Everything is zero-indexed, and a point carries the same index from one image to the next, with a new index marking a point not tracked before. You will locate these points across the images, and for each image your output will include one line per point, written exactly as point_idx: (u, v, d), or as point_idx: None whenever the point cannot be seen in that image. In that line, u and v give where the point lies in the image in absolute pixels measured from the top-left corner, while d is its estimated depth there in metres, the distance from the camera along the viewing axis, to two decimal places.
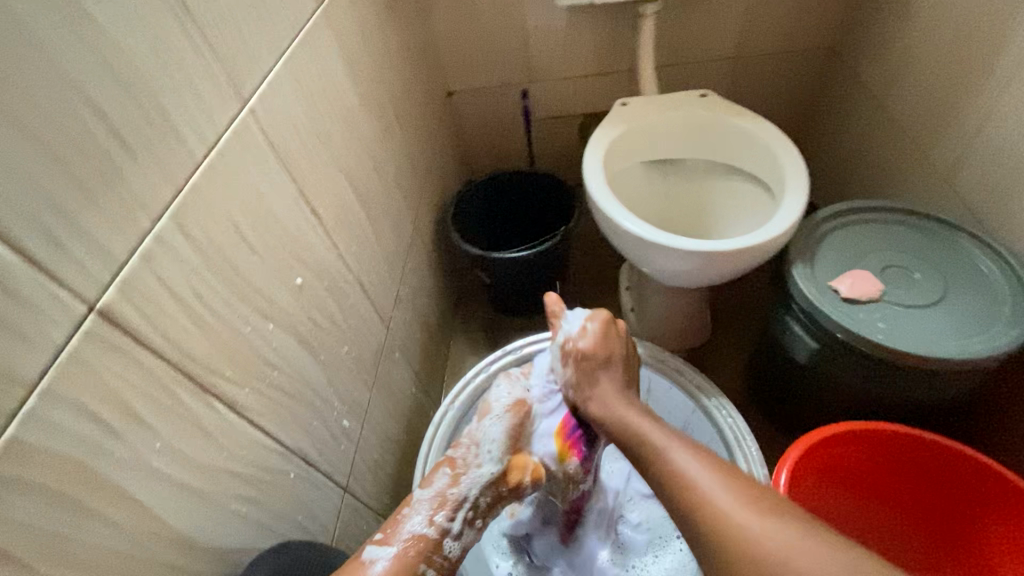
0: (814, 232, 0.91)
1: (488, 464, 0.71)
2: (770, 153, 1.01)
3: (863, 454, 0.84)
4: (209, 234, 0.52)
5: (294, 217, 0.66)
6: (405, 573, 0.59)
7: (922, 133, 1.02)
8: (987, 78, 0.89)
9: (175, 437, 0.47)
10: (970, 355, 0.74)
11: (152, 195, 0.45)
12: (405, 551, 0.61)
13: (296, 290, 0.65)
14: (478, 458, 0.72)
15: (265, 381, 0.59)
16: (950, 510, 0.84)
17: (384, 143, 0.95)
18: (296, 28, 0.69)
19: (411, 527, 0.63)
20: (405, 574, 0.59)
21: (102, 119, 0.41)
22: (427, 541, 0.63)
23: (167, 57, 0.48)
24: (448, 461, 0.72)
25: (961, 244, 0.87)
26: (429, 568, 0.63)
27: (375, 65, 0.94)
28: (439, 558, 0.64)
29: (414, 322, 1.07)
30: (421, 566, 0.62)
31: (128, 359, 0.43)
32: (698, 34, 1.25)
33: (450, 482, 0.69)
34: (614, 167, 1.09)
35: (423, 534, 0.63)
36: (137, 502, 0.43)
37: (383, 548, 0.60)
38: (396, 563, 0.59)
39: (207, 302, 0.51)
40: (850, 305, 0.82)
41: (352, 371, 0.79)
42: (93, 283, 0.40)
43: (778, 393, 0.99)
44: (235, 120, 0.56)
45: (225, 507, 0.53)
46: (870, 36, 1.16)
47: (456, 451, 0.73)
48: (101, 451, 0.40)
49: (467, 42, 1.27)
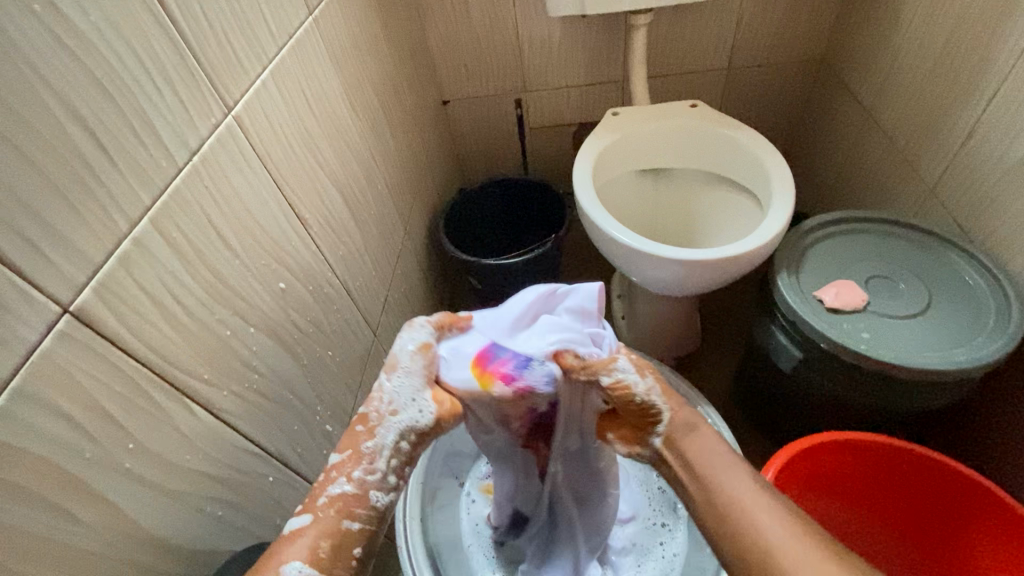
0: (801, 241, 0.92)
1: (409, 414, 0.58)
2: (758, 163, 1.02)
3: (849, 465, 0.83)
4: (188, 237, 0.53)
5: (278, 222, 0.67)
6: (329, 536, 0.53)
7: (910, 144, 1.03)
8: (973, 90, 0.89)
9: (149, 438, 0.48)
10: (952, 365, 0.74)
11: (131, 198, 0.46)
12: (325, 515, 0.54)
13: (278, 294, 0.66)
14: (391, 405, 0.58)
15: (244, 384, 0.60)
16: (937, 524, 0.84)
17: (374, 150, 0.96)
18: (284, 36, 0.70)
19: (335, 487, 0.55)
20: (329, 539, 0.52)
21: (81, 124, 0.42)
22: (348, 496, 0.55)
23: (149, 64, 0.49)
24: (360, 417, 0.58)
25: (946, 255, 0.87)
26: (358, 524, 0.55)
27: (367, 73, 0.95)
28: (367, 509, 0.55)
29: (403, 328, 1.07)
30: (347, 524, 0.54)
31: (102, 360, 0.43)
32: (690, 45, 1.26)
33: (379, 412, 0.58)
34: (604, 176, 1.10)
35: (342, 492, 0.55)
36: (107, 501, 0.44)
37: (302, 518, 0.53)
38: (314, 527, 0.53)
39: (185, 304, 0.52)
40: (834, 314, 0.82)
41: (335, 375, 0.79)
42: (67, 285, 0.41)
43: (765, 402, 0.99)
44: (218, 126, 0.57)
45: (199, 508, 0.53)
46: (859, 48, 1.17)
47: (368, 406, 0.58)
48: (72, 450, 0.41)
49: (462, 51, 1.29)
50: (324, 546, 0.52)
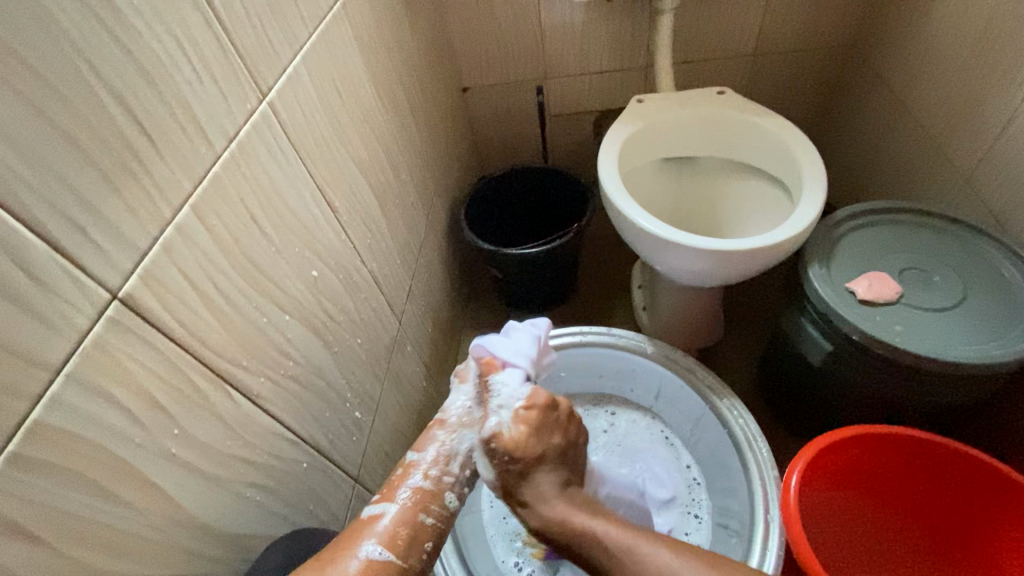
0: (831, 233, 0.90)
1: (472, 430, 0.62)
2: (786, 152, 1.00)
3: (876, 459, 0.83)
4: (226, 224, 0.52)
5: (310, 210, 0.67)
6: (407, 525, 0.54)
7: (944, 133, 1.01)
8: (1012, 76, 0.87)
9: (192, 424, 0.48)
10: (987, 359, 0.73)
11: (173, 185, 0.46)
12: (407, 503, 0.56)
13: (310, 283, 0.66)
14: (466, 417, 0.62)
15: (279, 371, 0.60)
16: (964, 520, 0.83)
17: (399, 137, 0.96)
18: (314, 22, 0.70)
19: (413, 480, 0.58)
20: (408, 528, 0.54)
21: (125, 110, 0.42)
22: (425, 492, 0.57)
23: (188, 49, 0.48)
24: (437, 421, 0.63)
25: (982, 247, 0.85)
26: (432, 520, 0.56)
27: (391, 59, 0.94)
28: (442, 508, 0.58)
29: (425, 316, 1.07)
30: (422, 518, 0.56)
31: (149, 346, 0.44)
32: (716, 31, 1.23)
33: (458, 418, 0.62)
34: (628, 164, 1.09)
35: (420, 486, 0.58)
36: (154, 486, 0.44)
37: (383, 504, 0.56)
38: (396, 515, 0.55)
39: (224, 292, 0.52)
40: (866, 307, 0.81)
41: (364, 363, 0.80)
42: (115, 271, 0.41)
43: (791, 394, 0.99)
44: (254, 113, 0.57)
45: (239, 494, 0.54)
46: (892, 34, 1.14)
47: (446, 413, 0.63)
48: (121, 435, 0.41)
49: (484, 37, 1.27)
50: (401, 533, 0.54)
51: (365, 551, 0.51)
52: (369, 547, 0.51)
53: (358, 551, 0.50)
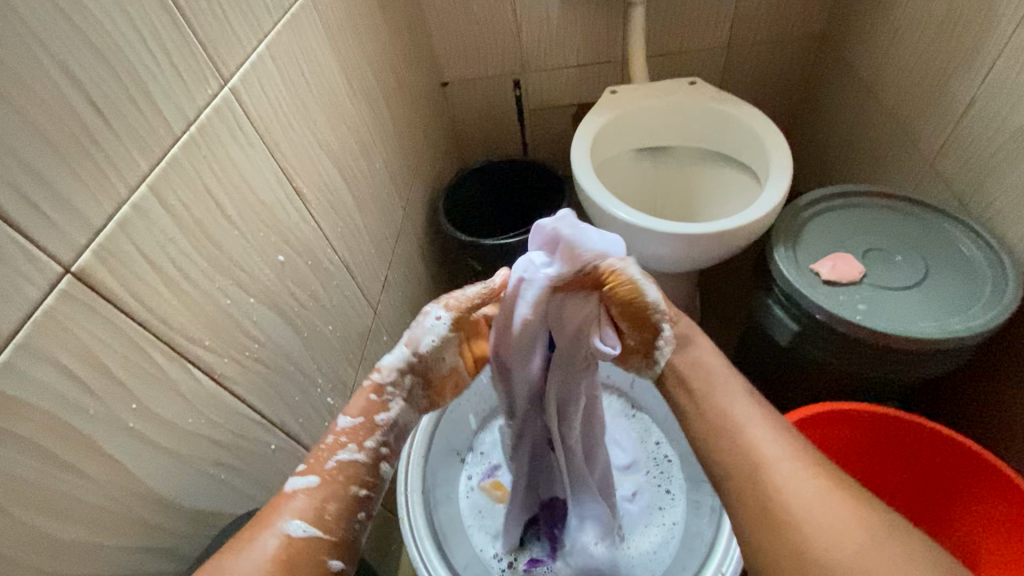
0: (798, 216, 0.92)
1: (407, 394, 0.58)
2: (756, 139, 1.02)
3: (845, 435, 0.84)
4: (186, 205, 0.53)
5: (277, 195, 0.68)
6: (338, 500, 0.52)
7: (909, 119, 1.02)
8: (971, 61, 0.88)
9: (151, 399, 0.49)
10: (946, 334, 0.75)
11: (128, 164, 0.47)
12: (335, 478, 0.53)
13: (277, 267, 0.67)
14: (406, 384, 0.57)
15: (244, 353, 0.61)
16: (931, 491, 0.85)
17: (372, 128, 0.97)
18: (280, 10, 0.71)
19: (342, 454, 0.54)
20: (337, 503, 0.51)
21: (77, 88, 0.43)
22: (357, 465, 0.54)
23: (145, 31, 0.49)
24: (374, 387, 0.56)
25: (943, 227, 0.87)
26: (364, 490, 0.54)
27: (364, 51, 0.95)
28: (374, 478, 0.55)
29: (403, 307, 1.08)
30: (355, 490, 0.53)
31: (105, 321, 0.45)
32: (689, 24, 1.25)
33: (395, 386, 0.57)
34: (601, 154, 1.10)
35: (350, 461, 0.54)
36: (111, 459, 0.45)
37: (306, 478, 0.52)
38: (322, 489, 0.52)
39: (185, 272, 0.53)
40: (830, 287, 0.82)
41: (336, 350, 0.80)
42: (69, 246, 0.42)
43: (764, 377, 1.00)
44: (215, 97, 0.58)
45: (202, 471, 0.54)
46: (860, 24, 1.16)
47: (382, 375, 0.56)
48: (75, 407, 0.42)
49: (460, 31, 1.28)
50: (329, 507, 0.51)
51: (288, 528, 0.48)
52: (292, 525, 0.49)
53: (282, 528, 0.48)
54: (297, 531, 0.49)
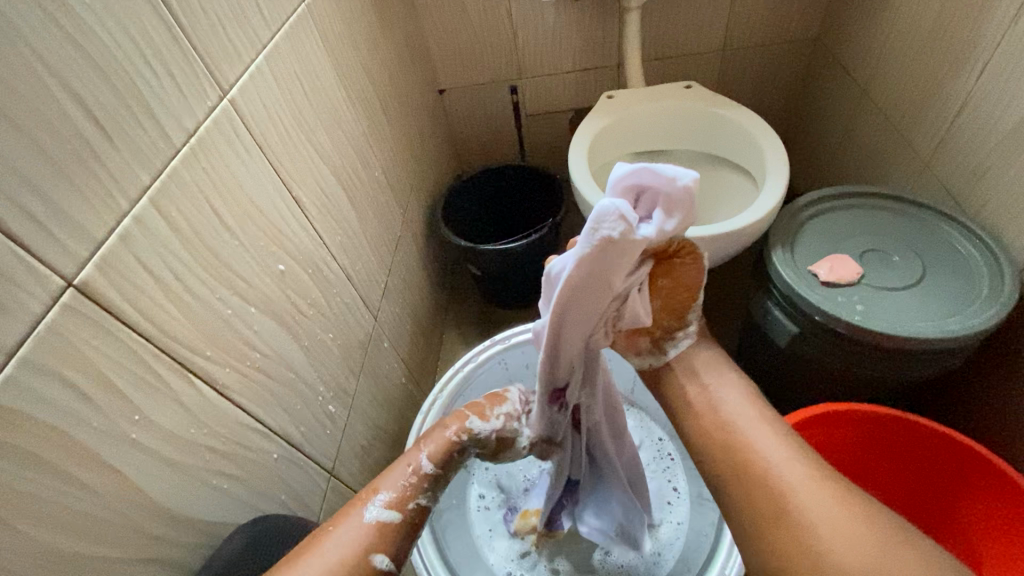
0: (795, 218, 0.92)
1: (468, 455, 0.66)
2: (752, 142, 1.02)
3: (846, 436, 0.84)
4: (187, 217, 0.54)
5: (276, 205, 0.68)
6: (408, 540, 0.56)
7: (904, 119, 1.03)
8: (965, 61, 0.89)
9: (153, 410, 0.49)
10: (945, 333, 0.75)
11: (129, 177, 0.47)
12: (410, 518, 0.57)
13: (277, 276, 0.67)
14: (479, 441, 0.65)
15: (246, 363, 0.61)
16: (933, 490, 0.85)
17: (370, 137, 0.97)
18: (277, 22, 0.71)
19: (421, 498, 0.58)
20: (407, 540, 0.55)
21: (78, 103, 0.43)
22: (426, 510, 0.59)
23: (144, 46, 0.49)
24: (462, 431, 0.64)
25: (939, 227, 0.88)
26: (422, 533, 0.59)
27: (361, 60, 0.96)
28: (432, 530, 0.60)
29: (403, 314, 1.09)
30: (420, 533, 0.58)
31: (107, 334, 0.45)
32: (684, 28, 1.26)
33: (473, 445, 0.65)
34: (599, 158, 1.11)
35: (420, 503, 0.58)
36: (114, 470, 0.45)
37: (388, 512, 0.55)
38: (398, 527, 0.55)
39: (186, 282, 0.53)
40: (828, 288, 0.83)
41: (337, 358, 0.81)
42: (71, 260, 0.42)
43: (764, 378, 1.00)
44: (214, 109, 0.58)
45: (205, 482, 0.54)
46: (853, 25, 1.16)
47: (474, 428, 0.64)
48: (78, 419, 0.42)
49: (457, 38, 1.29)
50: (403, 546, 0.55)
51: (373, 559, 0.51)
52: (379, 558, 0.52)
53: (370, 558, 0.51)
54: (383, 565, 0.52)
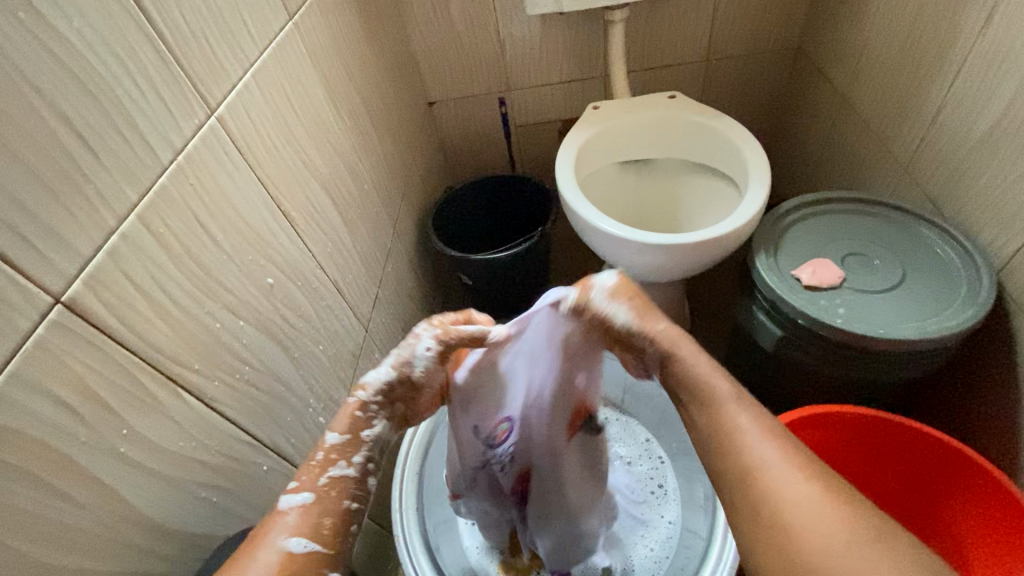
0: (778, 224, 0.94)
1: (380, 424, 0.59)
2: (735, 150, 1.04)
3: (834, 438, 0.85)
4: (175, 232, 0.55)
5: (265, 220, 0.69)
6: (332, 515, 0.53)
7: (883, 126, 1.05)
8: (939, 69, 0.92)
9: (141, 424, 0.49)
10: (925, 334, 0.76)
11: (117, 195, 0.48)
12: (328, 494, 0.54)
13: (266, 289, 0.68)
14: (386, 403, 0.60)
15: (235, 376, 0.62)
16: (921, 492, 0.86)
17: (360, 150, 0.99)
18: (265, 39, 0.72)
19: (336, 469, 0.55)
20: (333, 518, 0.53)
21: (66, 123, 0.44)
22: (349, 480, 0.56)
23: (132, 66, 0.51)
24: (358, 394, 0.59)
25: (919, 230, 0.89)
26: (356, 504, 0.56)
27: (350, 75, 0.97)
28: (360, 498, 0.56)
29: (395, 324, 1.09)
30: (347, 505, 0.55)
31: (95, 349, 0.46)
32: (668, 39, 1.28)
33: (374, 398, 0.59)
34: (585, 168, 1.12)
35: (335, 476, 0.55)
36: (102, 484, 0.46)
37: (300, 495, 0.53)
38: (317, 506, 0.53)
39: (174, 297, 0.54)
40: (811, 292, 0.84)
41: (327, 369, 0.81)
42: (59, 277, 0.43)
43: (752, 383, 1.01)
44: (202, 127, 0.59)
45: (193, 494, 0.55)
46: (832, 35, 1.19)
47: (366, 392, 0.58)
48: (66, 435, 0.43)
49: (445, 52, 1.31)
50: (327, 524, 0.52)
51: (287, 544, 0.49)
52: (292, 541, 0.49)
53: (282, 543, 0.49)
54: (298, 548, 0.49)
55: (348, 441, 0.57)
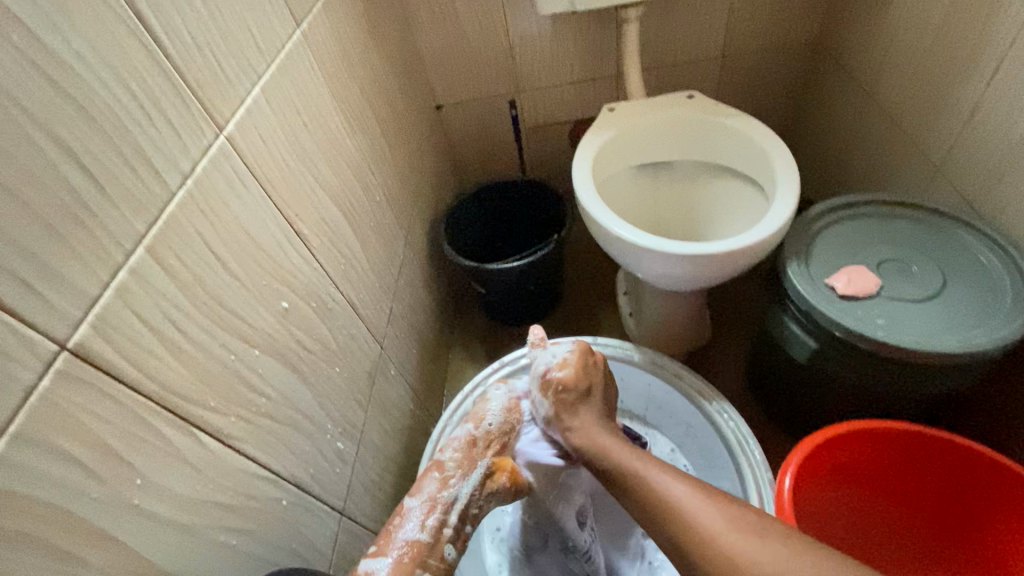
0: (808, 230, 0.90)
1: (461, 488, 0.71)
2: (759, 151, 1.00)
3: (870, 455, 0.81)
4: (186, 263, 0.51)
5: (277, 241, 0.66)
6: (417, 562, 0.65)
7: (912, 124, 1.01)
8: (974, 65, 0.87)
9: (156, 472, 0.46)
10: (971, 347, 0.73)
11: (124, 227, 0.45)
12: (402, 557, 0.64)
13: (281, 314, 0.65)
14: (445, 486, 0.71)
15: (251, 409, 0.58)
16: (964, 515, 0.81)
17: (370, 160, 0.95)
18: (272, 50, 0.69)
19: (407, 534, 0.67)
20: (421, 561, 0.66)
21: (68, 155, 0.41)
22: (424, 545, 0.67)
23: (137, 90, 0.47)
24: (437, 464, 0.74)
25: (958, 234, 0.86)
26: (429, 572, 0.66)
27: (359, 83, 0.94)
28: (441, 561, 0.68)
29: (409, 338, 1.06)
30: (432, 561, 0.67)
31: (103, 396, 0.42)
32: (682, 37, 1.24)
33: (460, 469, 0.73)
34: (603, 173, 1.09)
35: (417, 539, 0.67)
36: (117, 541, 0.43)
37: (380, 559, 0.64)
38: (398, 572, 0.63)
39: (186, 331, 0.51)
40: (847, 301, 0.80)
41: (343, 392, 0.78)
42: (64, 322, 0.40)
43: (783, 395, 0.97)
44: (211, 148, 0.56)
45: (213, 540, 0.52)
46: (854, 30, 1.15)
47: (443, 467, 0.73)
48: (78, 492, 0.40)
49: (453, 55, 1.27)
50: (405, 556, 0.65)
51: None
52: None
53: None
54: None
55: (425, 505, 0.69)
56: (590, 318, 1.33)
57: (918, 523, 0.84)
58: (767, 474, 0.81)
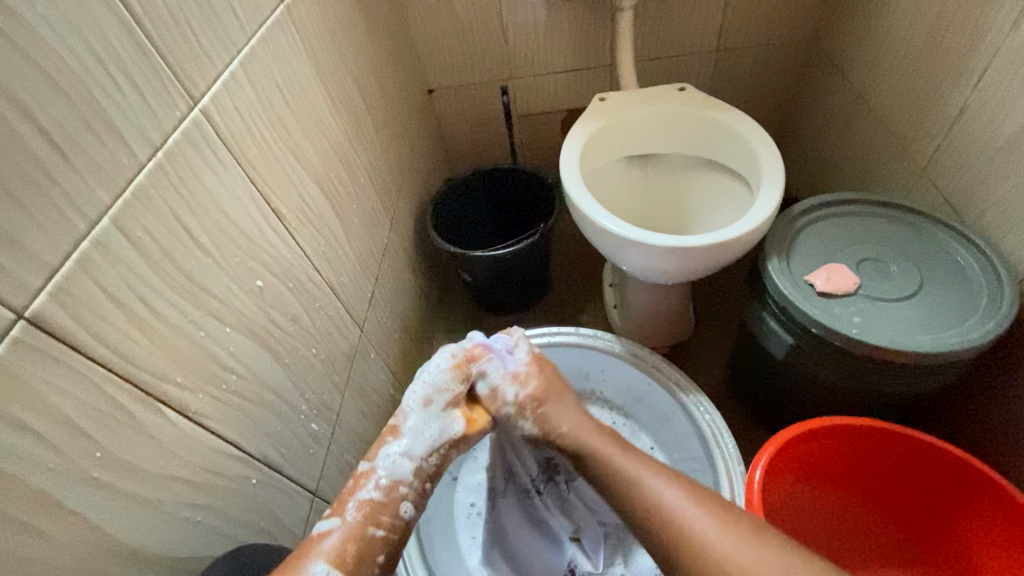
0: (790, 227, 0.90)
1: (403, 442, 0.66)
2: (746, 147, 1.00)
3: (841, 451, 0.82)
4: (155, 237, 0.51)
5: (253, 219, 0.65)
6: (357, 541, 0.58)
7: (899, 124, 1.02)
8: (963, 67, 0.87)
9: (118, 446, 0.46)
10: (943, 348, 0.73)
11: (88, 197, 0.44)
12: (353, 519, 0.60)
13: (255, 293, 0.64)
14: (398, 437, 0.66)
15: (222, 387, 0.58)
16: (931, 513, 0.82)
17: (355, 141, 0.94)
18: (254, 24, 0.68)
19: (363, 494, 0.62)
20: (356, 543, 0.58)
21: (29, 120, 0.40)
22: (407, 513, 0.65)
23: (106, 58, 0.46)
24: (391, 429, 0.67)
25: (938, 236, 0.86)
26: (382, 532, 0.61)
27: (345, 62, 0.92)
28: (393, 519, 0.62)
29: (391, 322, 1.05)
30: (372, 532, 0.60)
31: (63, 367, 0.42)
32: (677, 29, 1.23)
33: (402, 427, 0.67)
34: (591, 163, 1.08)
35: (372, 498, 0.62)
36: (74, 513, 0.42)
37: (332, 520, 0.60)
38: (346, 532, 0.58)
39: (153, 305, 0.50)
40: (825, 299, 0.81)
41: (319, 374, 0.78)
42: (22, 291, 0.39)
43: (759, 390, 0.98)
44: (184, 120, 0.55)
45: (176, 515, 0.51)
46: (848, 29, 1.15)
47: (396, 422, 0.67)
48: (32, 463, 0.39)
49: (446, 38, 1.26)
50: (348, 549, 0.57)
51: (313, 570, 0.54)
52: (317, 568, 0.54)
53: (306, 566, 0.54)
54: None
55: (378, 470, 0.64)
56: (575, 308, 1.33)
57: (885, 519, 0.85)
58: (739, 467, 0.81)
